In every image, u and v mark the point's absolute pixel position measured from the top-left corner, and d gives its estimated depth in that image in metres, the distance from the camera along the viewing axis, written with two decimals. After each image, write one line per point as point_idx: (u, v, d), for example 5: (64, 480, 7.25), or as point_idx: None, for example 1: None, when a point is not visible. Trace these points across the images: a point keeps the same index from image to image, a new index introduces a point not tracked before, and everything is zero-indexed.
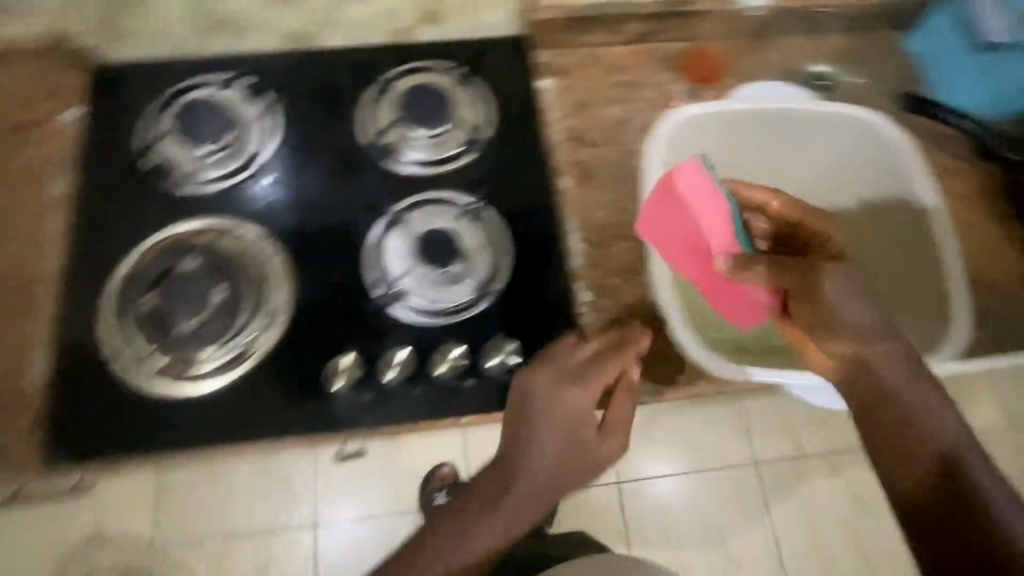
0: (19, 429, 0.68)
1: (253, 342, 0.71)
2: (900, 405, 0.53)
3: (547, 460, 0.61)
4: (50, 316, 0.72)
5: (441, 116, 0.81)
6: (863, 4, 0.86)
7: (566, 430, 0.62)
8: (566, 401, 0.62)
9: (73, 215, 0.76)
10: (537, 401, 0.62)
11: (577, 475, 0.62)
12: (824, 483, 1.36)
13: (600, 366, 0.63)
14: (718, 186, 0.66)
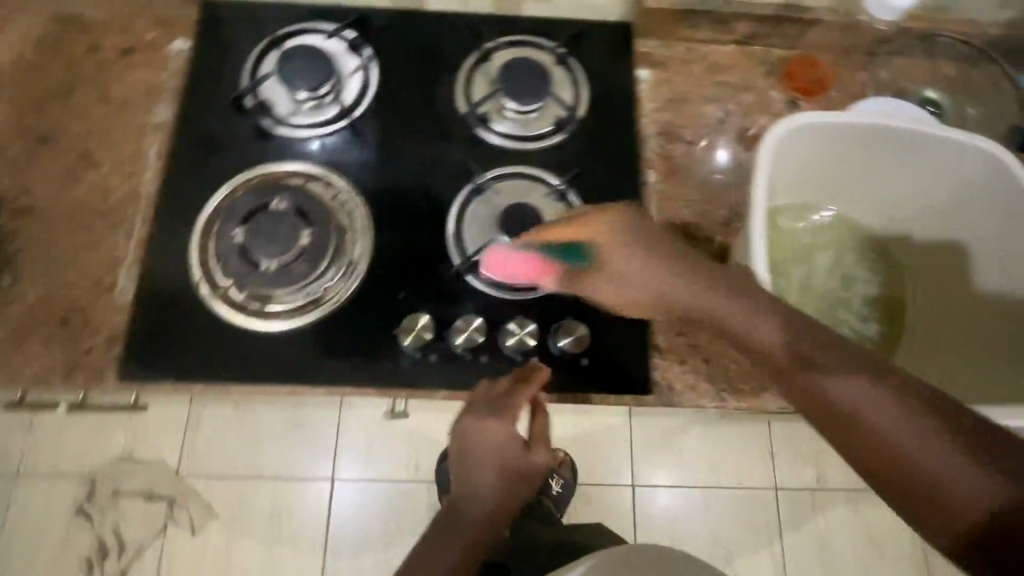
0: (101, 339, 0.70)
1: (330, 290, 0.72)
2: (898, 444, 0.40)
3: (484, 495, 0.58)
4: (140, 236, 0.74)
5: (538, 93, 0.79)
6: (982, 37, 0.84)
7: (501, 466, 0.60)
8: (490, 436, 0.61)
9: (170, 143, 0.78)
10: (464, 444, 0.61)
11: (519, 495, 0.60)
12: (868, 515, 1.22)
13: (517, 402, 0.64)
14: (508, 252, 0.67)
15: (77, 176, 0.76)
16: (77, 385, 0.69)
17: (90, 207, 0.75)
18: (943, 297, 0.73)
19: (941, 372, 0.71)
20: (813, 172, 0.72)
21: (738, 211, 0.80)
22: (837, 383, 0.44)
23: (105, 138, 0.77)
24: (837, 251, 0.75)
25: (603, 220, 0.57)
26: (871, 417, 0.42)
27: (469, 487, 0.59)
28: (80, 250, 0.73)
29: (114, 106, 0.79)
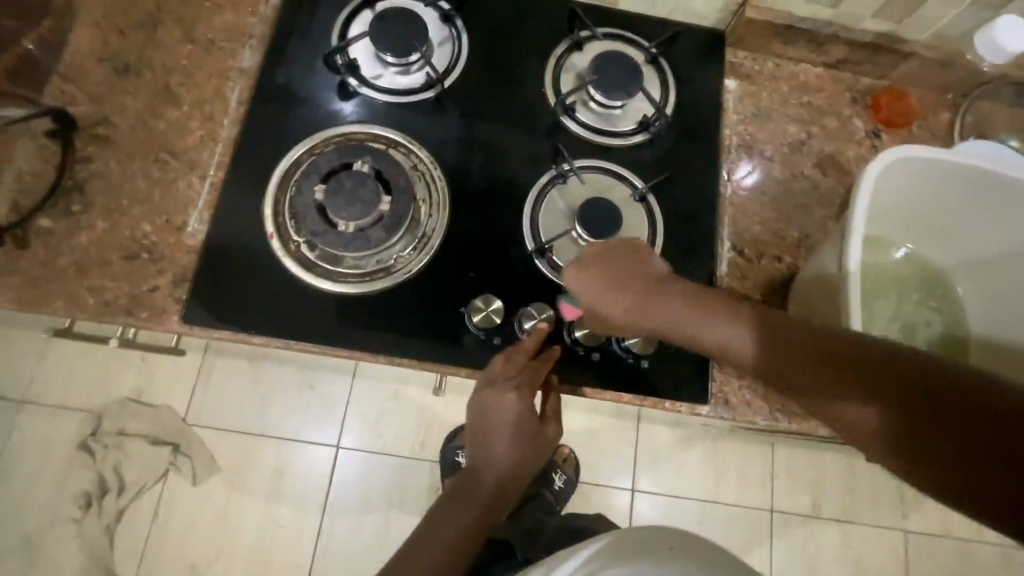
0: (167, 279, 0.69)
1: (401, 260, 0.72)
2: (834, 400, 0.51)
3: (509, 443, 0.69)
4: (216, 181, 0.73)
5: (628, 88, 0.77)
6: None
7: (518, 428, 0.69)
8: (508, 403, 0.67)
9: (253, 90, 0.77)
10: (484, 411, 0.68)
11: (536, 448, 0.71)
12: (859, 526, 1.59)
13: (532, 375, 0.68)
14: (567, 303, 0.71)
15: (157, 111, 0.75)
16: (138, 322, 0.68)
17: (168, 144, 0.74)
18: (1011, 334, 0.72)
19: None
20: (894, 206, 0.72)
21: (810, 234, 0.80)
22: (823, 386, 0.52)
23: (188, 77, 0.76)
24: (910, 284, 0.75)
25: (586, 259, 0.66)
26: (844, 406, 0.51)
27: (493, 444, 0.69)
28: (154, 188, 0.72)
29: (200, 45, 0.77)
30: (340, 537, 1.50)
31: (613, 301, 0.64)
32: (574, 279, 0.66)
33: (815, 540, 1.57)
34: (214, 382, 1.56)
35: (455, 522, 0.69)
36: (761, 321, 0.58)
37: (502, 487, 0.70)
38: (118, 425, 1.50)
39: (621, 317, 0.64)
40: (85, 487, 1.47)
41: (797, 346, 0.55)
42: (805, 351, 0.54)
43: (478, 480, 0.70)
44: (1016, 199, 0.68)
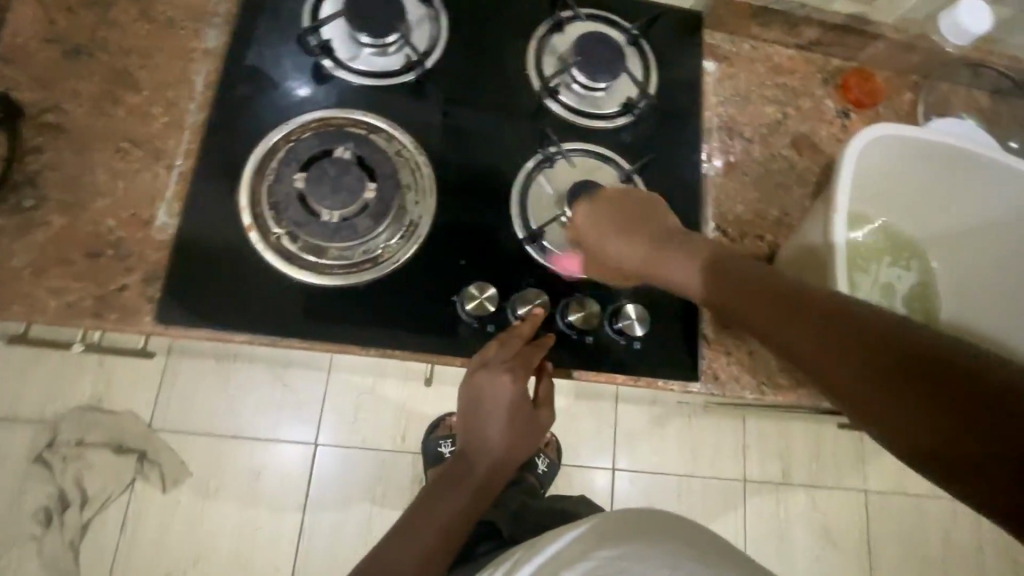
0: (138, 277, 0.65)
1: (389, 249, 0.70)
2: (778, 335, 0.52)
3: (501, 426, 0.68)
4: (186, 171, 0.69)
5: (611, 70, 0.76)
6: (1012, 75, 0.90)
7: (511, 411, 0.68)
8: (505, 385, 0.66)
9: (221, 73, 0.72)
10: (478, 395, 0.66)
11: (528, 432, 0.70)
12: (825, 489, 1.68)
13: (528, 356, 0.67)
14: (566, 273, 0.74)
15: (115, 97, 0.69)
16: (108, 325, 0.63)
17: (129, 133, 0.68)
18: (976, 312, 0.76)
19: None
20: (872, 181, 0.75)
21: (790, 212, 0.82)
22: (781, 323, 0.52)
23: (148, 59, 0.71)
24: (887, 258, 0.78)
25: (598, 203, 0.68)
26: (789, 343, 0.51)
27: (486, 427, 0.68)
28: (115, 179, 0.67)
29: (158, 25, 0.72)
30: (322, 535, 1.46)
31: (617, 243, 0.66)
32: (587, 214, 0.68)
33: (785, 506, 1.65)
34: (180, 385, 1.50)
35: (446, 507, 0.67)
36: (730, 269, 0.59)
37: (495, 472, 0.69)
38: (77, 435, 1.40)
39: (620, 259, 0.67)
40: (43, 503, 1.36)
41: (771, 292, 0.54)
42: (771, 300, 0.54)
43: (472, 465, 0.68)
44: (977, 178, 0.72)
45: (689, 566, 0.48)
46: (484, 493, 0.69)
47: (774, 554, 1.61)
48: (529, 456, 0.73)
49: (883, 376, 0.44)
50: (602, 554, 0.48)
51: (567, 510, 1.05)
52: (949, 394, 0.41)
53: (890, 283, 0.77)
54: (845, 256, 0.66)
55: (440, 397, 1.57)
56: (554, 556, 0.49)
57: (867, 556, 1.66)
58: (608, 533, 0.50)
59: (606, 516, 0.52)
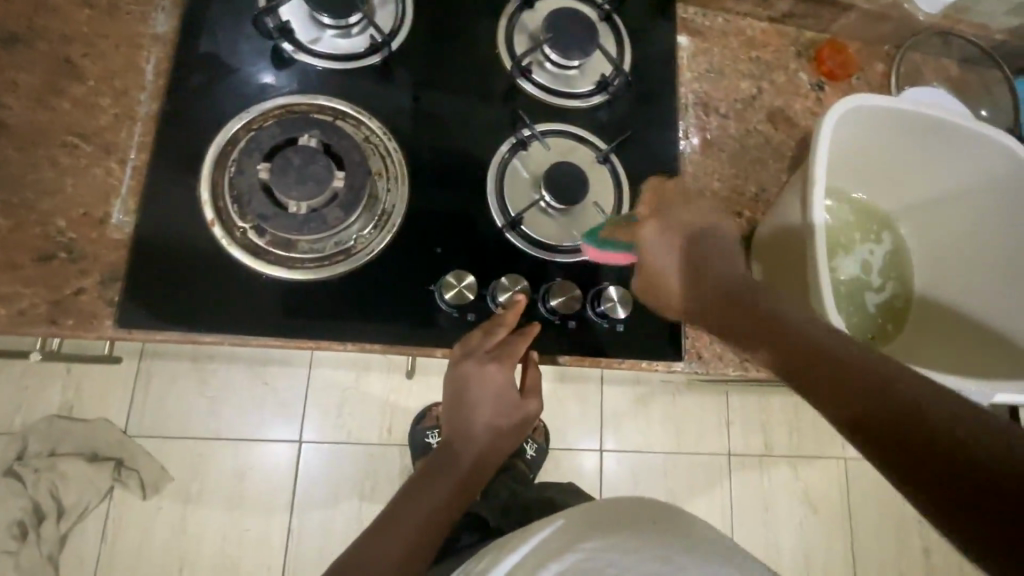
0: (94, 280, 0.62)
1: (363, 240, 0.68)
2: (751, 347, 0.57)
3: (485, 417, 0.66)
4: (140, 166, 0.65)
5: (584, 47, 0.74)
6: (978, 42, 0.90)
7: (496, 401, 0.66)
8: (492, 375, 0.65)
9: (172, 59, 0.68)
10: (462, 385, 0.65)
11: (514, 422, 0.68)
12: (806, 458, 1.72)
13: (515, 347, 0.66)
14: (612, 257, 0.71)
15: (58, 88, 0.65)
16: (65, 331, 0.60)
17: (75, 126, 0.64)
18: (945, 287, 0.77)
19: (928, 358, 0.74)
20: (846, 153, 0.75)
21: (767, 187, 0.82)
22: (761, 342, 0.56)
23: (92, 46, 0.66)
24: (857, 232, 0.80)
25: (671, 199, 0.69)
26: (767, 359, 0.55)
27: (471, 418, 0.66)
28: (63, 177, 0.63)
29: (102, 9, 0.68)
30: (310, 533, 1.44)
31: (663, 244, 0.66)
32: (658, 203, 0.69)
33: (768, 476, 1.69)
34: (155, 388, 1.45)
35: (430, 499, 0.65)
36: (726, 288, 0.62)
37: (480, 463, 0.67)
38: (48, 446, 1.36)
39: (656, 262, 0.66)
40: (18, 517, 1.29)
41: (754, 317, 0.58)
42: (757, 322, 0.57)
43: (457, 456, 0.66)
44: (949, 145, 0.72)
45: (679, 562, 0.46)
46: (468, 486, 0.67)
47: (759, 524, 1.65)
48: (516, 445, 0.71)
49: (861, 404, 0.45)
50: (586, 546, 0.47)
51: (555, 497, 1.05)
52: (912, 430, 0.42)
53: (863, 261, 0.79)
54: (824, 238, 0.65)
55: (424, 388, 1.56)
56: (539, 544, 0.49)
57: (847, 520, 1.71)
58: (596, 525, 0.49)
59: (595, 513, 0.52)
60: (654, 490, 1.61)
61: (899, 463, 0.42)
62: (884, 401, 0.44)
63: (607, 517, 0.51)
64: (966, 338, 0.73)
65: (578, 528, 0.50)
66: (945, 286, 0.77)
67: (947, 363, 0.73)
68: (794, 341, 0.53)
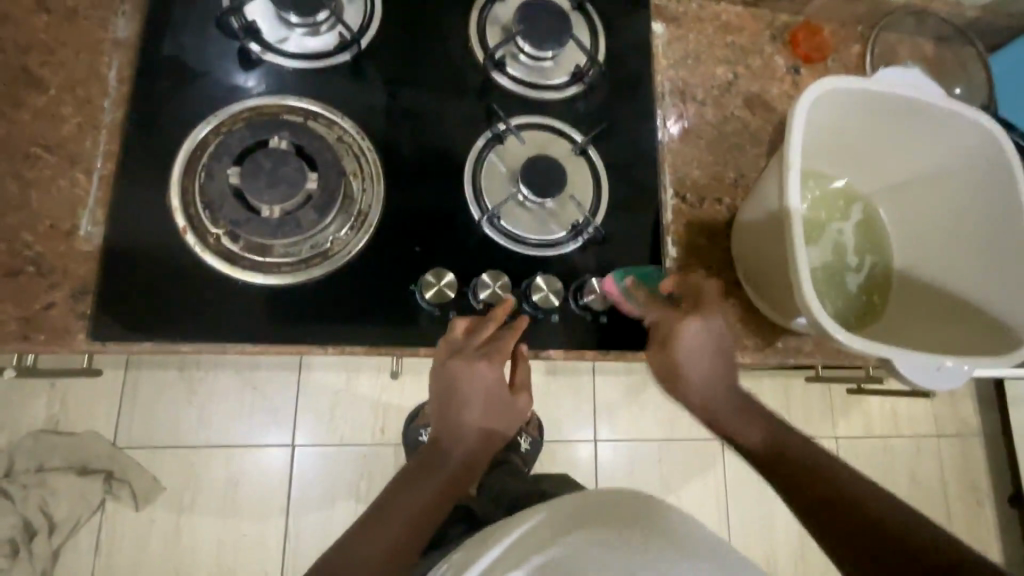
0: (65, 293, 0.60)
1: (339, 243, 0.67)
2: (736, 427, 0.68)
3: (476, 414, 0.65)
4: (107, 175, 0.64)
5: (557, 37, 0.73)
6: (951, 18, 0.90)
7: (487, 397, 0.65)
8: (484, 369, 0.64)
9: (135, 64, 0.66)
10: (454, 382, 0.64)
11: (504, 419, 0.68)
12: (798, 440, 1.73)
13: (505, 342, 0.65)
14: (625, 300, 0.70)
15: (18, 98, 0.63)
16: (37, 346, 0.59)
17: (38, 136, 0.63)
18: (925, 269, 0.77)
19: (908, 339, 0.75)
20: (821, 135, 0.75)
21: (745, 173, 0.82)
22: (746, 420, 0.68)
23: (52, 53, 0.65)
24: (835, 214, 0.80)
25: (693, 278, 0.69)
26: (745, 431, 0.67)
27: (462, 414, 0.65)
28: (27, 189, 0.61)
29: (61, 15, 0.66)
30: (307, 536, 1.44)
31: (677, 344, 0.67)
32: (693, 288, 0.69)
33: None
34: (143, 399, 1.44)
35: (420, 492, 0.64)
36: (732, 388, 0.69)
37: (466, 455, 0.66)
38: (36, 461, 1.33)
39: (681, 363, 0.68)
40: (7, 534, 1.25)
41: (751, 410, 0.68)
42: (749, 413, 0.68)
43: (445, 448, 0.66)
44: (921, 123, 0.72)
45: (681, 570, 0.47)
46: (458, 483, 0.66)
47: (754, 507, 1.67)
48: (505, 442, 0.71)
49: (877, 527, 0.56)
50: (566, 542, 0.47)
51: (548, 489, 1.05)
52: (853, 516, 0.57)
53: (838, 242, 0.79)
54: (802, 218, 0.64)
55: (415, 386, 1.55)
56: (523, 535, 0.49)
57: None
58: (571, 521, 0.50)
59: (574, 507, 0.52)
60: (648, 477, 1.62)
61: (854, 539, 0.56)
62: (805, 468, 0.62)
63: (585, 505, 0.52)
64: (945, 318, 0.73)
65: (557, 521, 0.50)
66: (924, 268, 0.77)
67: (927, 344, 0.73)
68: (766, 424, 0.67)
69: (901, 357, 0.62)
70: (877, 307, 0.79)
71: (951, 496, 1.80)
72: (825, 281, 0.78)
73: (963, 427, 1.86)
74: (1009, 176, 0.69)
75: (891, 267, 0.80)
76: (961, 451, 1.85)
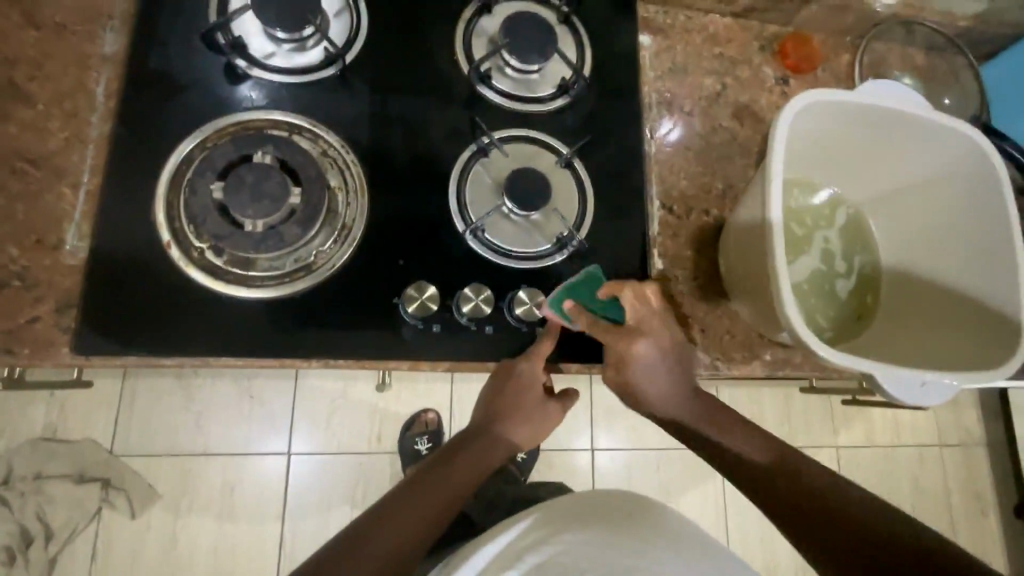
0: (50, 307, 0.61)
1: (322, 256, 0.67)
2: (720, 441, 0.65)
3: (515, 410, 0.68)
4: (93, 189, 0.64)
5: (543, 50, 0.73)
6: (942, 29, 0.90)
7: (530, 395, 0.68)
8: (529, 381, 0.67)
9: (123, 79, 0.67)
10: (505, 376, 0.67)
11: (536, 419, 0.69)
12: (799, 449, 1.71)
13: (543, 344, 0.67)
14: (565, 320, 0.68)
15: (6, 113, 0.64)
16: (22, 359, 0.59)
17: (25, 152, 0.63)
18: (914, 279, 0.76)
19: (898, 352, 0.73)
20: (808, 146, 0.74)
21: (733, 184, 0.81)
22: (733, 433, 0.65)
23: (41, 69, 0.65)
24: (825, 224, 0.80)
25: (640, 291, 0.65)
26: (732, 443, 0.65)
27: (504, 409, 0.67)
28: (14, 203, 0.62)
29: (50, 31, 0.67)
30: (303, 544, 1.43)
31: (632, 363, 0.65)
32: (633, 302, 0.65)
33: None
34: (140, 406, 1.44)
35: (420, 508, 0.60)
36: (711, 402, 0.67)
37: (472, 474, 0.64)
38: (34, 468, 1.33)
39: (642, 386, 0.66)
40: (5, 542, 1.27)
41: (736, 423, 0.66)
42: (738, 423, 0.66)
43: (453, 465, 0.64)
44: (907, 134, 0.71)
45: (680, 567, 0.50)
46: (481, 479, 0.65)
47: (753, 517, 1.65)
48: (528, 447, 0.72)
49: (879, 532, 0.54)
50: (571, 535, 0.52)
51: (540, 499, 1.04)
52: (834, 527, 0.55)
53: (827, 250, 0.78)
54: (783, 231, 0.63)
55: (413, 397, 1.55)
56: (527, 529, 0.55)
57: None
58: (575, 519, 0.55)
59: (583, 507, 0.57)
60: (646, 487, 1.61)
61: (851, 547, 0.54)
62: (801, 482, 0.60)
63: (579, 506, 0.58)
64: (939, 331, 0.71)
65: (561, 518, 0.56)
66: (917, 281, 0.76)
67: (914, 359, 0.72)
68: (756, 437, 0.65)
69: (883, 373, 0.61)
70: (867, 319, 0.78)
71: (954, 507, 1.77)
72: (813, 293, 0.77)
73: (966, 436, 1.84)
74: (997, 190, 0.68)
75: (882, 275, 0.79)
76: (964, 461, 1.82)
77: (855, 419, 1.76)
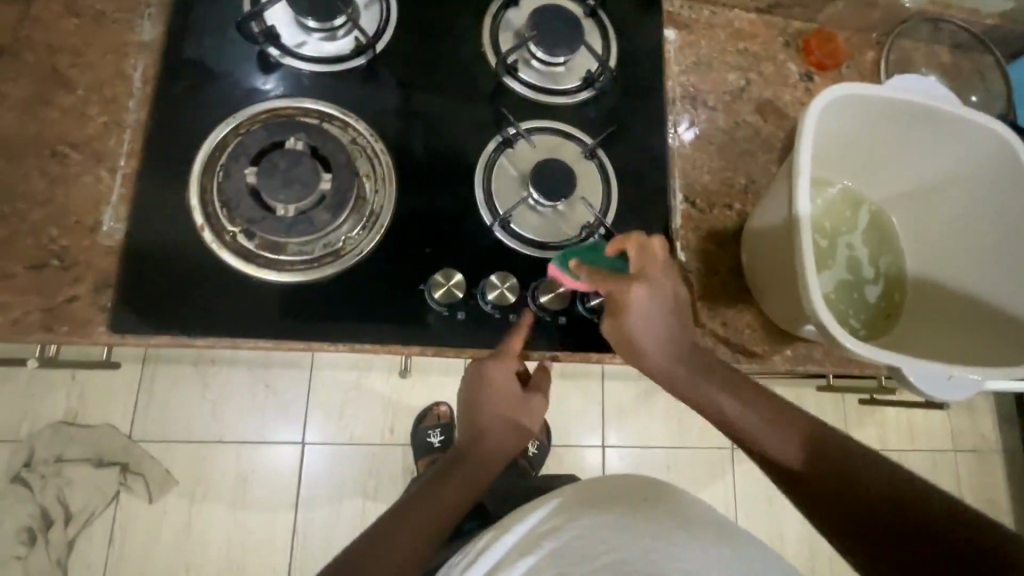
0: (87, 286, 0.62)
1: (350, 242, 0.69)
2: (742, 427, 0.62)
3: (499, 412, 0.66)
4: (130, 173, 0.66)
5: (569, 43, 0.74)
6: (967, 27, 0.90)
7: (509, 395, 0.66)
8: (503, 380, 0.66)
9: (159, 66, 0.69)
10: (480, 379, 0.66)
11: (523, 416, 0.67)
12: None
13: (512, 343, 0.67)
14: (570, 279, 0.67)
15: (47, 98, 0.65)
16: (60, 337, 0.61)
17: (65, 136, 0.65)
18: (939, 276, 0.76)
19: (921, 349, 0.74)
20: (833, 141, 0.74)
21: (756, 179, 0.82)
22: (755, 413, 0.61)
23: (80, 56, 0.67)
24: (849, 221, 0.80)
25: (645, 242, 0.64)
26: (756, 429, 0.61)
27: (487, 412, 0.66)
28: (53, 185, 0.64)
29: (90, 19, 0.68)
30: (315, 533, 1.45)
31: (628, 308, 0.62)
32: (638, 252, 0.64)
33: None
34: (159, 393, 1.47)
35: (412, 523, 0.59)
36: (729, 375, 0.64)
37: (473, 484, 0.64)
38: (55, 451, 1.37)
39: (641, 335, 0.63)
40: (27, 523, 1.30)
41: (759, 398, 0.63)
42: (760, 400, 0.62)
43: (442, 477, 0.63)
44: (936, 129, 0.71)
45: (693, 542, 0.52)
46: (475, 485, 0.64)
47: (763, 518, 1.65)
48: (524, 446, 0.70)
49: (893, 506, 0.53)
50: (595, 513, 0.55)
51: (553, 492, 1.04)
52: (850, 499, 0.55)
53: (851, 246, 0.79)
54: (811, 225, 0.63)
55: (425, 389, 1.56)
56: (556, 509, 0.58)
57: None
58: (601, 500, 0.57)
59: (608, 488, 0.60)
60: None
61: (870, 529, 0.54)
62: (832, 464, 0.58)
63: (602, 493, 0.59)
64: (965, 327, 0.71)
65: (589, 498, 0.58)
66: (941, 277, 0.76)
67: (938, 355, 0.72)
68: (782, 416, 0.61)
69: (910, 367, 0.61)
70: (890, 316, 0.78)
71: None
72: (837, 288, 0.77)
73: (981, 442, 1.82)
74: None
75: (906, 271, 0.79)
76: (978, 467, 1.80)
77: (867, 422, 1.75)
